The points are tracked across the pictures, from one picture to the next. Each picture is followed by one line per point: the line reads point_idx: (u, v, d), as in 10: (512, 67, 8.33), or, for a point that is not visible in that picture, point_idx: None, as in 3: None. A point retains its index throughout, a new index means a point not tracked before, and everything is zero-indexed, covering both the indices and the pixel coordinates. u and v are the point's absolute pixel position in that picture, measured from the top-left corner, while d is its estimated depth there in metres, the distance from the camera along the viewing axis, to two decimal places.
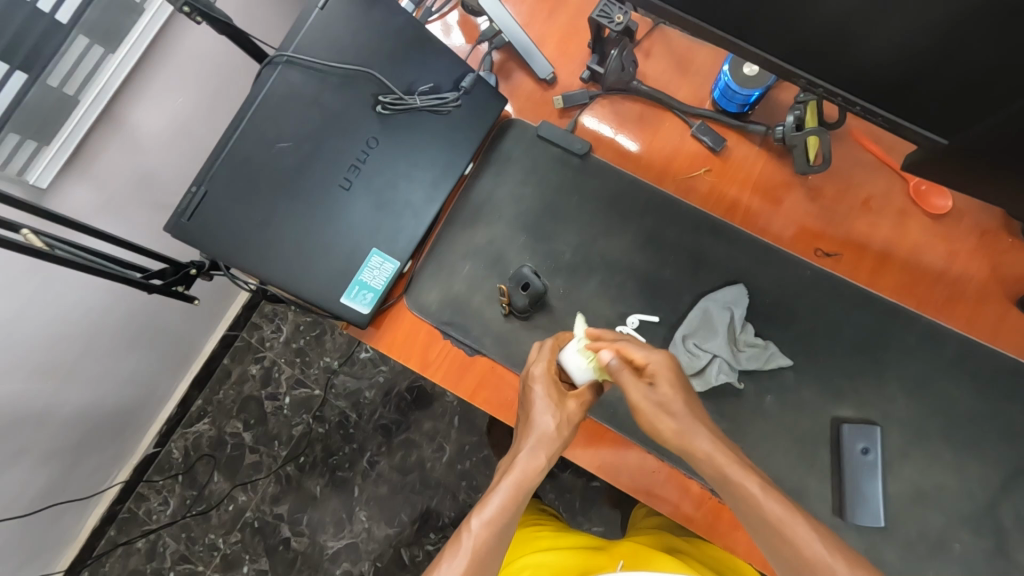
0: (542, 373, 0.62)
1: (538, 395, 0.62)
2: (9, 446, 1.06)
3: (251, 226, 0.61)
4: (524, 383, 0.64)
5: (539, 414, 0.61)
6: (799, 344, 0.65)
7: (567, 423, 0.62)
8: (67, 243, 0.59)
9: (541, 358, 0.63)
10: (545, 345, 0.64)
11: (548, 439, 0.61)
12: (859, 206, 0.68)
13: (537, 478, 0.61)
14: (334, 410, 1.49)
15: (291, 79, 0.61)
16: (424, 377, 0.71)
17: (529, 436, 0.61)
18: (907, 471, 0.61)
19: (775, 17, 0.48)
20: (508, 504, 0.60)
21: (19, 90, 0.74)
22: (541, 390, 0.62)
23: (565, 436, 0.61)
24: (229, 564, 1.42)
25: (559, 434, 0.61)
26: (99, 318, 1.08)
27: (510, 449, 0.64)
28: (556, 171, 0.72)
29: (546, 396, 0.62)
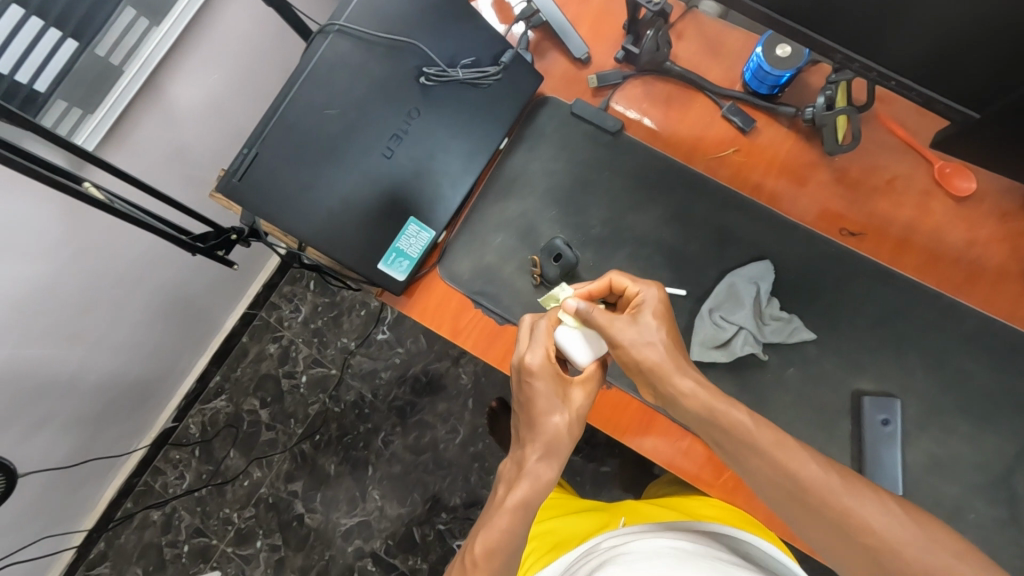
0: (540, 362, 0.61)
1: (541, 392, 0.61)
2: (35, 413, 1.08)
3: (297, 188, 0.64)
4: (520, 374, 0.63)
5: (548, 415, 0.60)
6: (822, 320, 0.67)
7: (574, 418, 0.61)
8: (123, 199, 0.65)
9: (537, 347, 0.62)
10: (539, 328, 0.63)
11: (557, 443, 0.60)
12: (884, 185, 0.70)
13: (547, 488, 0.59)
14: (349, 390, 1.51)
15: (342, 47, 0.63)
16: (455, 343, 0.73)
17: (537, 443, 0.60)
18: (924, 442, 0.63)
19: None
20: (517, 521, 0.57)
21: (69, 57, 0.79)
22: (546, 386, 0.61)
23: (574, 435, 0.61)
24: (243, 538, 1.44)
25: (569, 433, 0.60)
26: (128, 288, 1.10)
27: (514, 457, 0.63)
28: (588, 147, 0.74)
29: (550, 390, 0.61)
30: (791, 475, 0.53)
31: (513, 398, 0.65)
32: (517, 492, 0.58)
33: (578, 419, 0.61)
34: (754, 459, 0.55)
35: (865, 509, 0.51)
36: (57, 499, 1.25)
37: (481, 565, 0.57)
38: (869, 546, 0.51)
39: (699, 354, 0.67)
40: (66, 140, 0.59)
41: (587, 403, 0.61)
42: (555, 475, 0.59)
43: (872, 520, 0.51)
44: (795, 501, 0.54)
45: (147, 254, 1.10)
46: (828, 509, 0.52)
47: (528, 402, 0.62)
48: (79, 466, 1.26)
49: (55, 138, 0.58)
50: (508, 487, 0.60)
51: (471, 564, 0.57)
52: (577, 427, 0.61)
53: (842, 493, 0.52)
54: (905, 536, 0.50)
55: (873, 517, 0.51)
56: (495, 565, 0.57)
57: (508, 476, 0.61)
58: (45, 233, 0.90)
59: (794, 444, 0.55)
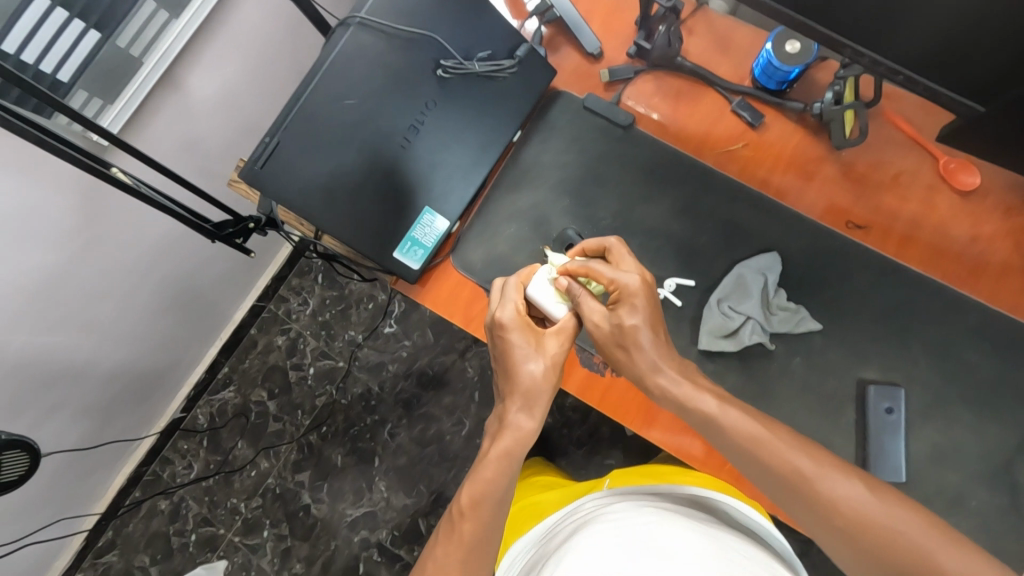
0: (512, 316, 0.64)
1: (516, 344, 0.63)
2: (46, 401, 1.07)
3: (316, 176, 0.65)
4: (493, 329, 0.65)
5: (523, 365, 0.63)
6: (829, 311, 0.68)
7: (550, 367, 0.63)
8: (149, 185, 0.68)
9: (508, 305, 0.64)
10: (509, 286, 0.65)
11: (535, 393, 0.62)
12: (890, 180, 0.71)
13: (529, 437, 0.62)
14: (356, 382, 1.52)
15: (362, 39, 0.65)
16: (466, 331, 0.74)
17: (517, 395, 0.62)
18: (927, 430, 0.65)
19: None
20: (502, 473, 0.60)
21: (92, 48, 0.81)
22: (519, 339, 0.63)
23: (552, 383, 0.63)
24: (250, 527, 1.46)
25: (546, 380, 0.62)
26: (143, 274, 1.08)
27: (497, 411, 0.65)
28: (600, 140, 0.75)
29: (525, 342, 0.64)
30: (769, 457, 0.54)
31: (491, 354, 0.68)
32: (500, 443, 0.61)
33: (555, 368, 0.63)
34: (736, 447, 0.56)
35: (837, 486, 0.52)
36: (68, 486, 1.27)
37: (468, 517, 0.59)
38: (845, 526, 0.51)
39: (707, 343, 0.68)
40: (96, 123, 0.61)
41: (562, 349, 0.64)
42: (536, 425, 0.62)
43: (843, 499, 0.52)
44: (774, 483, 0.54)
45: (160, 247, 1.08)
46: (806, 491, 0.53)
47: (504, 356, 0.65)
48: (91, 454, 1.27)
49: (84, 121, 0.60)
50: (492, 440, 0.63)
51: (457, 517, 0.60)
52: (555, 376, 0.63)
53: (815, 474, 0.53)
54: (879, 513, 0.50)
55: (847, 492, 0.52)
56: (481, 514, 0.58)
57: (492, 430, 0.64)
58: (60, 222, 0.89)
59: (773, 428, 0.56)
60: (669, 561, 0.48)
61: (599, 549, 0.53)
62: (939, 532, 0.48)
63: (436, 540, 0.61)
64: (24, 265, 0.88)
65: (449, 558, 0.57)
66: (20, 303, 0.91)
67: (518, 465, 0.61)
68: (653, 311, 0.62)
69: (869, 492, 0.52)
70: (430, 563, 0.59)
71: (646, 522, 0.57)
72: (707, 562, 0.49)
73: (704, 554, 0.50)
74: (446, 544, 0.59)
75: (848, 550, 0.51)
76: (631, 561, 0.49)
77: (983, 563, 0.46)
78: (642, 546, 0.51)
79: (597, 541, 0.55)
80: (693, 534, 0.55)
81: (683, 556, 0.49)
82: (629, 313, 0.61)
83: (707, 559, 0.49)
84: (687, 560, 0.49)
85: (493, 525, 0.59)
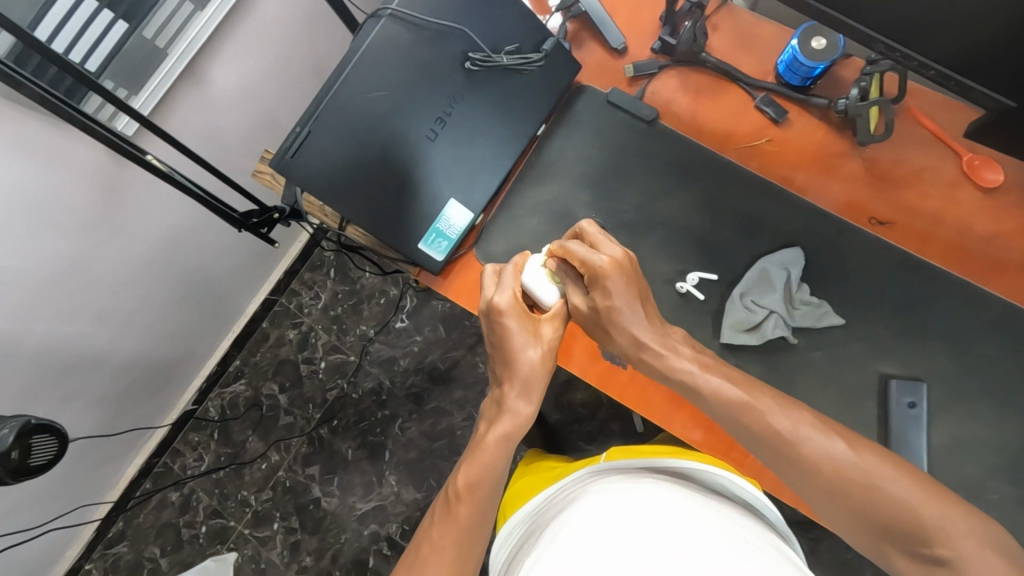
0: (508, 302, 0.65)
1: (513, 329, 0.65)
2: (66, 388, 1.02)
3: (345, 165, 0.66)
4: (489, 315, 0.66)
5: (522, 351, 0.64)
6: (851, 306, 0.69)
7: (546, 350, 0.65)
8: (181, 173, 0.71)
9: (506, 289, 0.66)
10: (506, 273, 0.67)
11: (532, 379, 0.64)
12: (912, 176, 0.72)
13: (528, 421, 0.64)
14: (368, 376, 1.48)
15: (394, 31, 0.65)
16: None
17: (515, 381, 0.64)
18: (949, 424, 0.65)
19: None
20: (500, 454, 0.63)
21: (118, 40, 0.81)
22: (516, 324, 0.65)
23: (549, 367, 0.65)
24: (260, 519, 1.41)
25: (543, 365, 0.64)
26: (165, 258, 1.04)
27: (495, 395, 0.67)
28: (623, 134, 0.75)
29: (522, 329, 0.65)
30: (757, 420, 0.56)
31: (486, 338, 0.69)
32: (497, 428, 0.63)
33: (551, 350, 0.65)
34: (729, 418, 0.58)
35: (822, 445, 0.54)
36: (79, 478, 1.22)
37: (465, 499, 0.62)
38: (830, 481, 0.53)
39: (728, 336, 0.68)
40: (127, 106, 0.65)
41: (556, 336, 0.66)
42: (534, 409, 0.64)
43: (828, 457, 0.53)
44: (762, 444, 0.56)
45: (177, 237, 1.04)
46: (794, 451, 0.54)
47: (500, 341, 0.66)
48: (100, 444, 1.21)
49: (115, 102, 0.64)
50: (489, 425, 0.65)
51: (454, 500, 0.62)
52: (551, 358, 0.65)
53: (803, 434, 0.55)
54: (863, 469, 0.52)
55: (831, 452, 0.53)
56: (478, 496, 0.62)
57: (489, 416, 0.66)
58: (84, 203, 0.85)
59: (762, 390, 0.58)
60: (670, 529, 0.47)
61: (599, 516, 0.51)
62: (920, 486, 0.50)
63: (432, 522, 0.63)
64: (44, 254, 0.84)
65: (444, 540, 0.60)
66: (33, 294, 0.86)
67: (514, 448, 0.64)
68: (634, 287, 0.62)
69: (850, 450, 0.53)
70: (427, 544, 0.61)
71: (646, 491, 0.55)
72: (709, 532, 0.48)
73: (707, 525, 0.49)
74: (442, 526, 0.61)
75: (832, 504, 0.53)
76: (633, 530, 0.48)
77: (964, 514, 0.48)
78: (643, 515, 0.50)
79: (597, 508, 0.53)
80: (694, 506, 0.53)
81: (685, 527, 0.48)
82: (612, 293, 0.61)
83: (708, 529, 0.48)
84: (691, 531, 0.48)
85: (489, 505, 0.62)
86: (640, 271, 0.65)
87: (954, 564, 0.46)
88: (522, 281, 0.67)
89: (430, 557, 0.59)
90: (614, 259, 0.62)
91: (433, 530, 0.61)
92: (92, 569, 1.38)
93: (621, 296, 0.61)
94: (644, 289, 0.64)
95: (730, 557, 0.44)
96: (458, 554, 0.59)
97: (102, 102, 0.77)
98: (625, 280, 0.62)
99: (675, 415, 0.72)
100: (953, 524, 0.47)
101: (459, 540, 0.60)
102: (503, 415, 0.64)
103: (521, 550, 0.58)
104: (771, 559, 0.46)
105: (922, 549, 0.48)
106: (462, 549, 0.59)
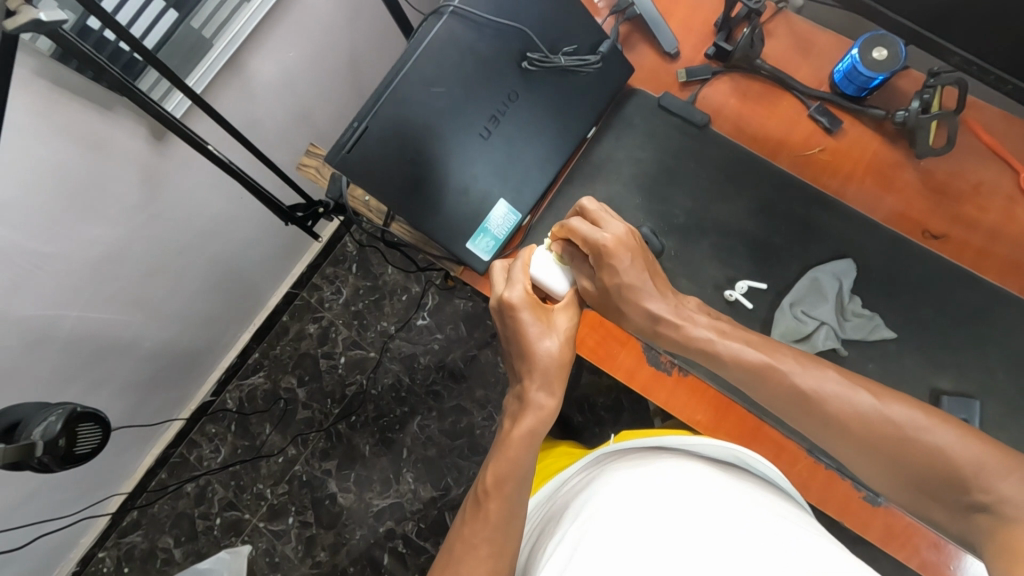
0: (520, 296, 0.63)
1: (527, 323, 0.63)
2: (91, 376, 0.99)
3: (401, 161, 0.66)
4: (502, 310, 0.65)
5: (539, 342, 0.63)
6: (905, 318, 0.68)
7: (562, 340, 0.64)
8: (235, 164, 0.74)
9: (517, 284, 0.64)
10: (515, 267, 0.65)
11: (551, 371, 0.62)
12: (969, 190, 0.71)
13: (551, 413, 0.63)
14: (387, 373, 1.42)
15: (454, 28, 0.65)
16: None
17: (535, 373, 0.62)
18: (1002, 441, 0.65)
19: None
20: (523, 447, 0.60)
21: (167, 29, 0.79)
22: (529, 317, 0.63)
23: (567, 359, 0.63)
24: (275, 513, 1.36)
25: (562, 355, 0.63)
26: (197, 245, 1.02)
27: (515, 389, 0.65)
28: (675, 138, 0.75)
29: (536, 321, 0.63)
30: (782, 382, 0.57)
31: (501, 332, 0.67)
32: (523, 422, 0.61)
33: (566, 340, 0.64)
34: (747, 377, 0.58)
35: (852, 396, 0.54)
36: (95, 469, 1.17)
37: (492, 496, 0.59)
38: (861, 434, 0.53)
39: None
40: (188, 86, 0.66)
41: (570, 324, 0.65)
42: (557, 402, 0.62)
43: (856, 410, 0.54)
44: (788, 403, 0.57)
45: (208, 223, 1.02)
46: (820, 408, 0.55)
47: (516, 334, 0.64)
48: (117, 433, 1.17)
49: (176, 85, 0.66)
50: (512, 421, 0.63)
51: (481, 497, 0.60)
52: (568, 350, 0.64)
53: (831, 388, 0.55)
54: (895, 422, 0.52)
55: (857, 405, 0.54)
56: (505, 491, 0.59)
57: (512, 412, 0.64)
58: (119, 175, 0.80)
59: (779, 349, 0.59)
60: (690, 503, 0.47)
61: (620, 493, 0.51)
62: (956, 432, 0.50)
63: (461, 521, 0.61)
64: (84, 238, 0.81)
65: (477, 538, 0.58)
66: (76, 280, 0.84)
67: (540, 439, 0.62)
68: (637, 254, 0.63)
69: (881, 404, 0.53)
70: (459, 542, 0.59)
71: (663, 467, 0.55)
72: (730, 503, 0.48)
73: (727, 497, 0.49)
74: (472, 524, 0.59)
75: (867, 458, 0.54)
76: (653, 506, 0.48)
77: (1006, 458, 0.48)
78: (661, 490, 0.50)
79: (616, 486, 0.53)
80: (713, 478, 0.53)
81: (706, 499, 0.48)
82: (620, 265, 0.62)
83: (728, 501, 0.48)
84: (711, 503, 0.47)
85: (518, 500, 0.59)
86: (643, 243, 0.66)
87: (997, 508, 0.46)
88: (531, 276, 0.66)
89: (462, 557, 0.57)
90: (618, 235, 0.62)
91: (464, 527, 0.59)
92: (106, 557, 1.33)
93: (629, 267, 0.62)
94: (650, 259, 0.65)
95: (752, 527, 0.44)
96: (495, 551, 0.57)
97: (158, 78, 0.76)
98: (631, 254, 0.62)
99: (718, 426, 0.71)
100: (993, 466, 0.47)
101: (491, 537, 0.58)
102: (526, 409, 0.62)
103: (544, 534, 0.58)
104: (795, 526, 0.46)
105: (964, 496, 0.48)
106: (496, 546, 0.57)
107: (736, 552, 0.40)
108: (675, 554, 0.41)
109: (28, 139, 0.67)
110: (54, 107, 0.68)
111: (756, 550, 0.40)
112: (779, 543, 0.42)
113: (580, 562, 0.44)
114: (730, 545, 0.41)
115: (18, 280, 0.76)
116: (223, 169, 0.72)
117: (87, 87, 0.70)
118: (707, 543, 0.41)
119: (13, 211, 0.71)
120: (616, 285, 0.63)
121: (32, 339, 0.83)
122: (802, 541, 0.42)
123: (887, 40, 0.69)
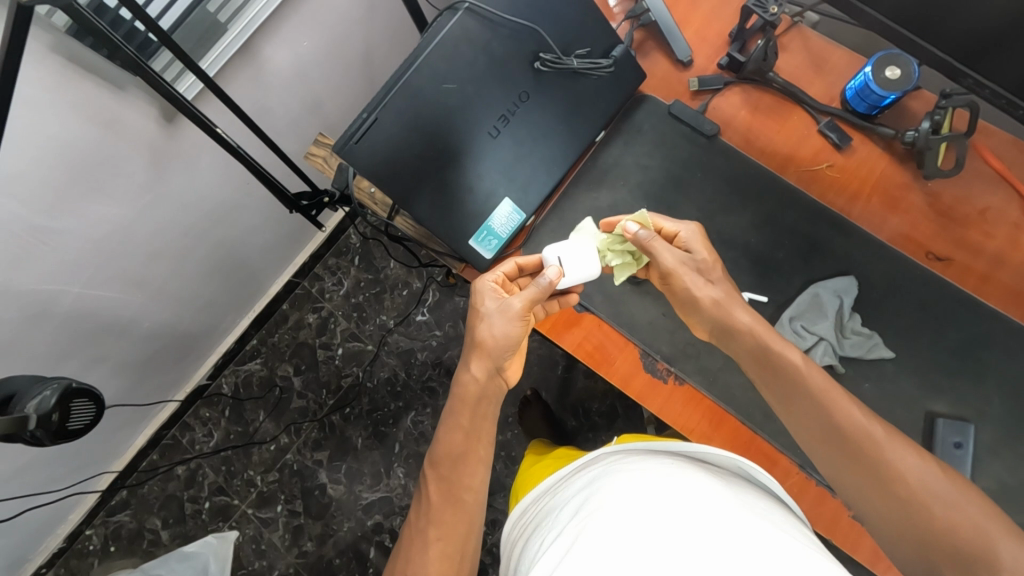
0: (489, 276, 0.68)
1: (480, 297, 0.68)
2: (89, 353, 0.99)
3: (407, 155, 0.66)
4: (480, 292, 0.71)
5: (477, 315, 0.67)
6: (904, 339, 0.68)
7: (506, 320, 0.65)
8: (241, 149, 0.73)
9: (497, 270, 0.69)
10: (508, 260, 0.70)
11: (478, 350, 0.66)
12: (976, 215, 0.71)
13: (498, 393, 0.68)
14: (384, 366, 1.42)
15: (467, 26, 0.66)
16: (549, 341, 0.74)
17: (465, 344, 0.68)
18: (994, 467, 0.65)
19: (930, 14, 0.54)
20: (456, 427, 0.65)
21: (183, 10, 0.78)
22: (489, 294, 0.67)
23: (493, 337, 0.65)
24: (264, 500, 1.36)
25: (485, 335, 0.66)
26: (201, 226, 1.02)
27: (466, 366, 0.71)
28: (682, 147, 0.75)
29: (488, 299, 0.67)
30: (849, 426, 0.56)
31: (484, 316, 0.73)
32: (464, 409, 0.65)
33: (507, 320, 0.65)
34: (804, 400, 0.58)
35: (904, 458, 0.54)
36: (88, 446, 1.17)
37: (436, 483, 0.64)
38: (901, 494, 0.53)
39: None
40: (200, 69, 0.65)
41: (517, 306, 0.65)
42: (469, 377, 0.66)
43: (907, 470, 0.53)
44: (837, 446, 0.57)
45: (213, 208, 1.02)
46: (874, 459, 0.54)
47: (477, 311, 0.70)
48: (113, 412, 1.17)
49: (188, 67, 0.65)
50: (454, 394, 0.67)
51: (426, 481, 0.65)
52: (512, 330, 0.65)
53: (884, 444, 0.55)
54: (939, 490, 0.52)
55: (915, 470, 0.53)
56: (447, 476, 0.64)
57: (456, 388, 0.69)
58: (127, 153, 0.80)
59: (844, 396, 0.58)
60: (689, 506, 0.47)
61: (617, 494, 0.51)
62: (995, 519, 0.49)
63: (417, 505, 0.66)
64: (89, 216, 0.81)
65: (428, 524, 0.62)
66: (80, 255, 0.84)
67: (486, 419, 0.66)
68: (718, 263, 0.66)
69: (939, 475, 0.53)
70: (416, 531, 0.63)
71: (666, 469, 0.54)
72: (728, 510, 0.47)
73: (726, 504, 0.48)
74: (424, 514, 0.64)
75: (894, 519, 0.53)
76: (653, 507, 0.47)
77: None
78: (660, 490, 0.49)
79: (614, 486, 0.52)
80: (715, 484, 0.52)
81: (704, 502, 0.48)
82: (699, 253, 0.66)
83: (726, 506, 0.48)
84: (708, 507, 0.47)
85: (463, 482, 0.63)
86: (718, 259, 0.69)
87: None
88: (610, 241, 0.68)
89: (414, 545, 0.62)
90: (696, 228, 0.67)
91: (415, 506, 0.65)
92: (93, 535, 1.33)
93: (705, 256, 0.66)
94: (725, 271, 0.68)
95: (750, 536, 0.43)
96: (444, 535, 0.61)
97: (171, 60, 0.76)
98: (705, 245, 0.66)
99: (712, 434, 0.71)
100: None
101: (440, 522, 0.62)
102: (456, 386, 0.67)
103: (538, 529, 0.58)
104: (788, 536, 0.45)
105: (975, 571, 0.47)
106: (445, 532, 0.62)
107: (728, 560, 0.40)
108: (668, 558, 0.41)
109: (41, 112, 0.67)
110: (68, 84, 0.68)
111: (743, 565, 0.40)
112: (773, 553, 0.41)
113: (579, 561, 0.44)
114: (722, 555, 0.40)
115: (22, 252, 0.76)
116: (225, 150, 0.70)
117: (101, 63, 0.70)
118: (700, 549, 0.41)
119: (20, 184, 0.71)
120: (693, 280, 0.64)
121: (33, 312, 0.83)
122: (793, 551, 0.42)
123: (901, 59, 0.69)
